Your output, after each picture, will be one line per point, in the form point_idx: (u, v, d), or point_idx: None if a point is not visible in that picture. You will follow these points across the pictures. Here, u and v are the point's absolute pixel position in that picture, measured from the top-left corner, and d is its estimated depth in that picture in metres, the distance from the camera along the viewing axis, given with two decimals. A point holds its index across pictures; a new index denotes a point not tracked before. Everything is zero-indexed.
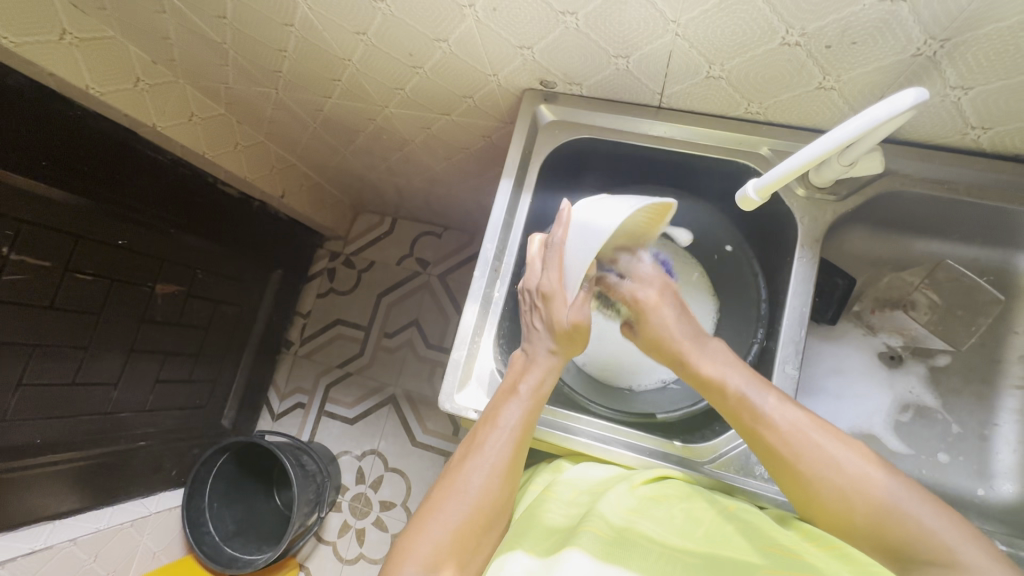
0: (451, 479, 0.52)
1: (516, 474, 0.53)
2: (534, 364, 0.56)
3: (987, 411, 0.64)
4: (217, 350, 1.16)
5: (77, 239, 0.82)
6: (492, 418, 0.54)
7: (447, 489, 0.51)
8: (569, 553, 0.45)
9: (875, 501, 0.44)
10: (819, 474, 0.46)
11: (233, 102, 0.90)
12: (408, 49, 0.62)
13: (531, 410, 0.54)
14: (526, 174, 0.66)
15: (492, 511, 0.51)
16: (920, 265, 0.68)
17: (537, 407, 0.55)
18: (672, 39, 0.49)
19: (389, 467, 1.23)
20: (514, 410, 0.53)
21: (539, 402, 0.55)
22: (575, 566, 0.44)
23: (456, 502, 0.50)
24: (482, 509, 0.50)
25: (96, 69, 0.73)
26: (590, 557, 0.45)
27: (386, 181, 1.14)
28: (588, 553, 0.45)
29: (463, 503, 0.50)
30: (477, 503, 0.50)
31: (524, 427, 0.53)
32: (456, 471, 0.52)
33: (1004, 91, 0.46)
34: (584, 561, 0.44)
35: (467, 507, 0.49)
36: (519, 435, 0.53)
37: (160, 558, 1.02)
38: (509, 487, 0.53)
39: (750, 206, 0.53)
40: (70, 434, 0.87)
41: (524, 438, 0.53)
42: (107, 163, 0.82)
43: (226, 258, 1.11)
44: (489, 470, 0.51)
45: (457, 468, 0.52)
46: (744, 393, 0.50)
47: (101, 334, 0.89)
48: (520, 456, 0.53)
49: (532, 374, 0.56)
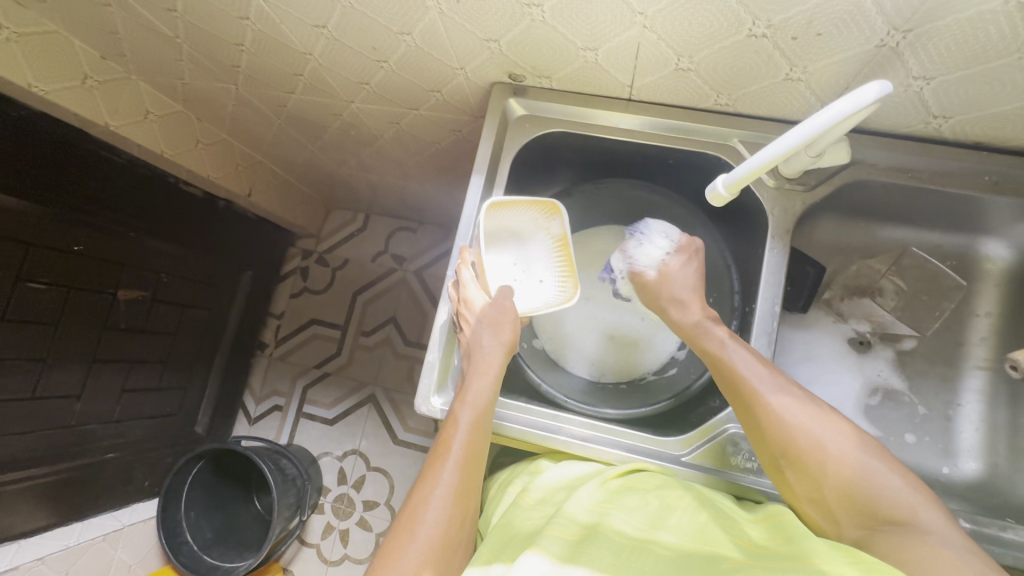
0: (405, 524, 0.48)
1: (471, 501, 0.51)
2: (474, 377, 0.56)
3: (951, 391, 0.66)
4: (187, 356, 1.13)
5: (30, 247, 0.78)
6: (444, 441, 0.52)
7: (401, 529, 0.48)
8: (527, 555, 0.42)
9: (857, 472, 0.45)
10: (813, 451, 0.47)
11: (191, 98, 0.86)
12: (371, 42, 0.60)
13: (476, 424, 0.53)
14: (497, 171, 0.65)
15: (452, 543, 0.48)
16: (887, 252, 0.69)
17: (479, 427, 0.53)
18: (640, 31, 0.49)
19: (371, 467, 1.22)
20: (457, 433, 0.52)
21: (482, 420, 0.54)
22: (533, 565, 0.41)
23: (412, 540, 0.46)
24: (439, 541, 0.47)
25: (39, 66, 0.68)
26: (545, 556, 0.42)
27: (357, 177, 1.11)
28: (550, 557, 0.42)
29: (418, 540, 0.46)
30: (432, 539, 0.47)
31: (468, 447, 0.52)
32: (409, 512, 0.49)
33: (964, 81, 0.47)
34: (540, 559, 0.41)
35: (424, 543, 0.46)
36: (465, 459, 0.52)
37: (135, 572, 1.00)
38: (468, 511, 0.50)
39: (721, 202, 0.53)
40: (32, 450, 0.83)
41: (470, 456, 0.52)
42: (58, 166, 0.78)
43: (190, 260, 1.07)
44: (438, 502, 0.49)
45: (412, 503, 0.49)
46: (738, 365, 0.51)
47: (59, 346, 0.85)
48: (472, 478, 0.52)
49: (473, 391, 0.55)
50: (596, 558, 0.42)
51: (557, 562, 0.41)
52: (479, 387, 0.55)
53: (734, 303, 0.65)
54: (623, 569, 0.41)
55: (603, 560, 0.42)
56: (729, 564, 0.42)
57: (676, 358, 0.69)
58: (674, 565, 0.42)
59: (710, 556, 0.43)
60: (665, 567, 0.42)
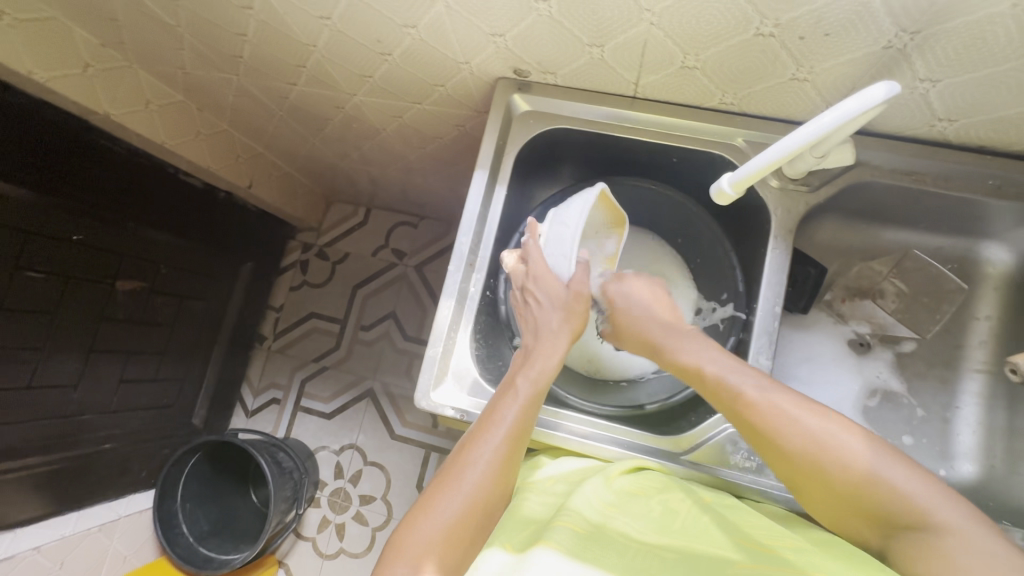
0: (439, 483, 0.47)
1: (511, 476, 0.50)
2: (537, 354, 0.56)
3: (948, 394, 0.66)
4: (185, 348, 1.12)
5: (28, 235, 0.77)
6: (493, 411, 0.51)
7: (441, 481, 0.47)
8: (538, 550, 0.42)
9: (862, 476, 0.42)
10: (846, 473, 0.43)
11: (193, 88, 0.86)
12: (376, 35, 0.60)
13: (532, 401, 0.52)
14: (500, 166, 0.65)
15: (488, 506, 0.47)
16: (889, 254, 0.69)
17: (535, 404, 0.53)
18: (647, 28, 0.48)
19: (368, 461, 1.22)
20: (512, 405, 0.51)
21: (537, 400, 0.53)
22: (547, 563, 0.40)
23: (450, 497, 0.45)
24: (476, 504, 0.46)
25: (39, 54, 0.68)
26: (559, 555, 0.41)
27: (358, 170, 1.11)
28: (562, 553, 0.42)
29: (460, 500, 0.45)
30: (474, 497, 0.46)
31: (521, 422, 0.51)
32: (449, 468, 0.48)
33: (970, 83, 0.47)
34: (554, 558, 0.41)
35: (464, 501, 0.45)
36: (516, 432, 0.50)
37: (131, 561, 1.00)
38: (507, 483, 0.49)
39: (727, 200, 0.53)
40: (29, 440, 0.83)
41: (520, 430, 0.51)
42: (56, 154, 0.77)
43: (189, 251, 1.06)
44: (484, 466, 0.47)
45: (453, 461, 0.48)
46: (725, 377, 0.49)
47: (57, 335, 0.85)
48: (518, 454, 0.50)
49: (534, 369, 0.55)
50: (603, 560, 0.42)
51: (570, 562, 0.41)
52: (540, 367, 0.55)
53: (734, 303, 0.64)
54: (631, 570, 0.42)
55: (612, 563, 0.42)
56: (735, 570, 0.42)
57: None
58: (681, 569, 0.42)
59: (717, 560, 0.43)
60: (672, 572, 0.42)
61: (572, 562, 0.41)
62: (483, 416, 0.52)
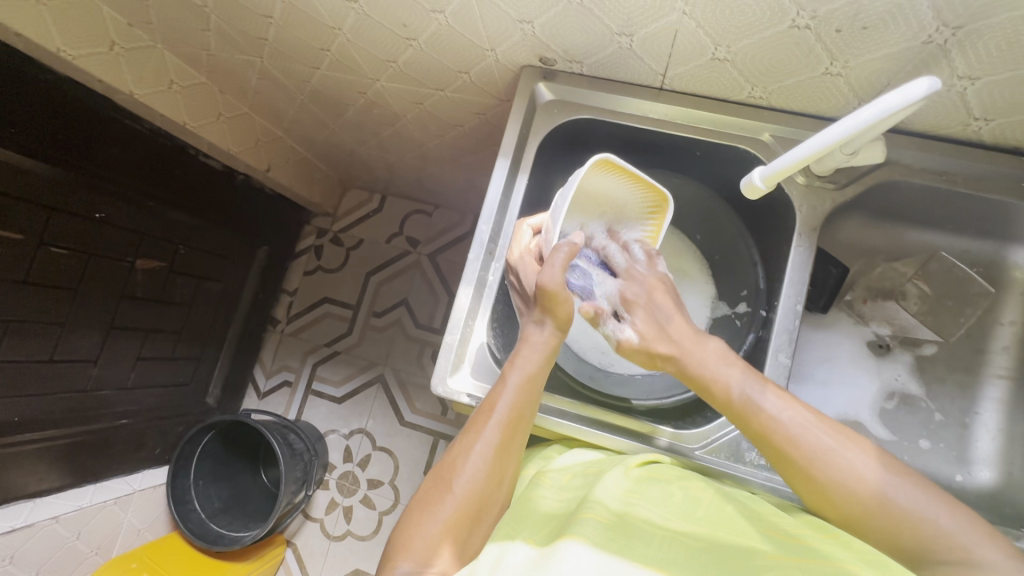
0: (437, 482, 0.49)
1: (509, 464, 0.51)
2: (526, 343, 0.54)
3: (969, 400, 0.65)
4: (201, 328, 1.14)
5: (53, 212, 0.79)
6: (484, 406, 0.52)
7: (436, 481, 0.49)
8: (566, 542, 0.42)
9: (878, 496, 0.43)
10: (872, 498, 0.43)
11: (216, 70, 0.86)
12: (402, 19, 0.60)
13: (522, 392, 0.52)
14: (522, 155, 0.64)
15: (487, 494, 0.49)
16: (915, 256, 0.68)
17: (530, 392, 0.52)
18: (679, 17, 0.48)
19: (377, 446, 1.23)
20: (503, 396, 0.52)
21: (533, 387, 0.52)
22: (578, 557, 0.40)
23: (446, 495, 0.48)
24: (473, 497, 0.48)
25: (69, 31, 0.68)
26: (584, 544, 0.41)
27: (375, 157, 1.11)
28: (591, 545, 0.41)
29: (454, 495, 0.48)
30: (469, 491, 0.48)
31: (513, 413, 0.51)
32: (446, 465, 0.50)
33: (1010, 82, 0.46)
34: (580, 548, 0.41)
35: (460, 497, 0.48)
36: (508, 423, 0.51)
37: (144, 535, 1.02)
38: (506, 471, 0.51)
39: (755, 194, 0.53)
40: (50, 412, 0.85)
41: (511, 423, 0.51)
42: (82, 131, 0.78)
43: (208, 232, 1.07)
44: (477, 461, 0.49)
45: (448, 457, 0.50)
46: (746, 393, 0.48)
47: (78, 311, 0.86)
48: (514, 444, 0.51)
49: (522, 355, 0.54)
50: (632, 550, 0.42)
51: (595, 551, 0.41)
52: (527, 354, 0.54)
53: (755, 300, 0.64)
54: (661, 562, 0.42)
55: (639, 554, 0.42)
56: (766, 560, 0.42)
57: None
58: (708, 558, 0.42)
59: (745, 550, 0.43)
60: (700, 564, 0.42)
61: (600, 553, 0.41)
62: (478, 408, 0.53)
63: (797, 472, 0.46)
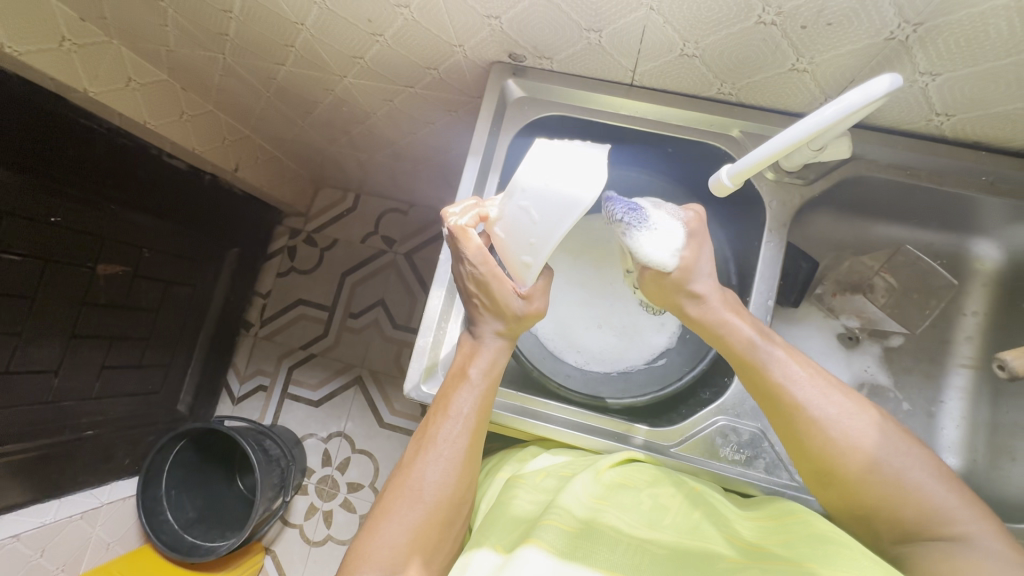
0: (400, 487, 0.50)
1: (474, 464, 0.53)
2: (484, 345, 0.54)
3: (934, 388, 0.67)
4: (170, 334, 1.10)
5: (4, 216, 0.75)
6: (443, 408, 0.52)
7: (399, 486, 0.50)
8: (526, 549, 0.42)
9: (873, 467, 0.47)
10: (874, 478, 0.47)
11: (176, 66, 0.83)
12: (366, 14, 0.58)
13: (484, 396, 0.52)
14: (493, 153, 0.63)
15: (453, 500, 0.50)
16: (882, 249, 0.70)
17: (489, 392, 0.53)
18: (646, 13, 0.47)
19: (356, 449, 1.21)
20: (465, 401, 0.52)
21: (491, 389, 0.53)
22: (537, 565, 0.41)
23: (410, 503, 0.49)
24: (439, 504, 0.49)
25: (15, 26, 0.65)
26: (547, 555, 0.42)
27: (347, 155, 1.09)
28: (551, 555, 0.42)
29: (422, 502, 0.49)
30: (436, 498, 0.49)
31: (476, 415, 0.52)
32: (409, 470, 0.51)
33: (970, 78, 0.47)
34: (541, 559, 0.42)
35: (425, 504, 0.49)
36: (471, 428, 0.52)
37: (114, 548, 0.99)
38: (470, 475, 0.52)
39: (724, 192, 0.52)
40: (8, 426, 0.81)
41: (473, 426, 0.52)
42: (34, 132, 0.74)
43: (173, 235, 1.04)
44: (444, 464, 0.50)
45: (411, 461, 0.51)
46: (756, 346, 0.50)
47: (36, 319, 0.83)
48: (477, 443, 0.53)
49: (482, 358, 0.54)
50: (592, 558, 0.43)
51: (557, 563, 0.42)
52: (488, 356, 0.54)
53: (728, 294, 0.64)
54: (621, 567, 0.43)
55: (601, 561, 0.43)
56: (727, 564, 0.43)
57: (668, 347, 0.67)
58: (672, 564, 0.44)
59: (706, 553, 0.45)
60: (666, 570, 0.43)
61: (561, 563, 0.42)
62: (436, 409, 0.53)
63: (802, 441, 0.49)
